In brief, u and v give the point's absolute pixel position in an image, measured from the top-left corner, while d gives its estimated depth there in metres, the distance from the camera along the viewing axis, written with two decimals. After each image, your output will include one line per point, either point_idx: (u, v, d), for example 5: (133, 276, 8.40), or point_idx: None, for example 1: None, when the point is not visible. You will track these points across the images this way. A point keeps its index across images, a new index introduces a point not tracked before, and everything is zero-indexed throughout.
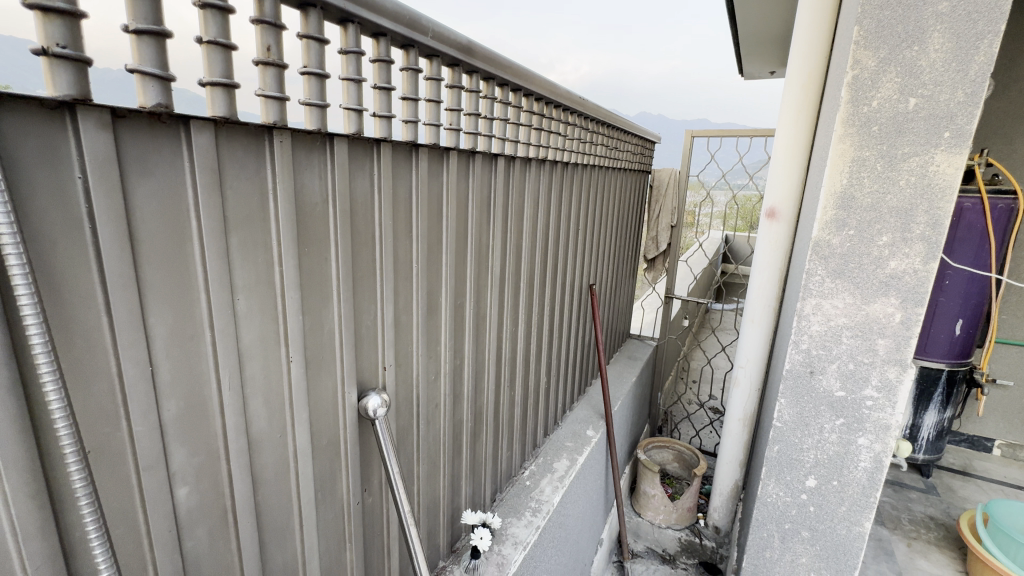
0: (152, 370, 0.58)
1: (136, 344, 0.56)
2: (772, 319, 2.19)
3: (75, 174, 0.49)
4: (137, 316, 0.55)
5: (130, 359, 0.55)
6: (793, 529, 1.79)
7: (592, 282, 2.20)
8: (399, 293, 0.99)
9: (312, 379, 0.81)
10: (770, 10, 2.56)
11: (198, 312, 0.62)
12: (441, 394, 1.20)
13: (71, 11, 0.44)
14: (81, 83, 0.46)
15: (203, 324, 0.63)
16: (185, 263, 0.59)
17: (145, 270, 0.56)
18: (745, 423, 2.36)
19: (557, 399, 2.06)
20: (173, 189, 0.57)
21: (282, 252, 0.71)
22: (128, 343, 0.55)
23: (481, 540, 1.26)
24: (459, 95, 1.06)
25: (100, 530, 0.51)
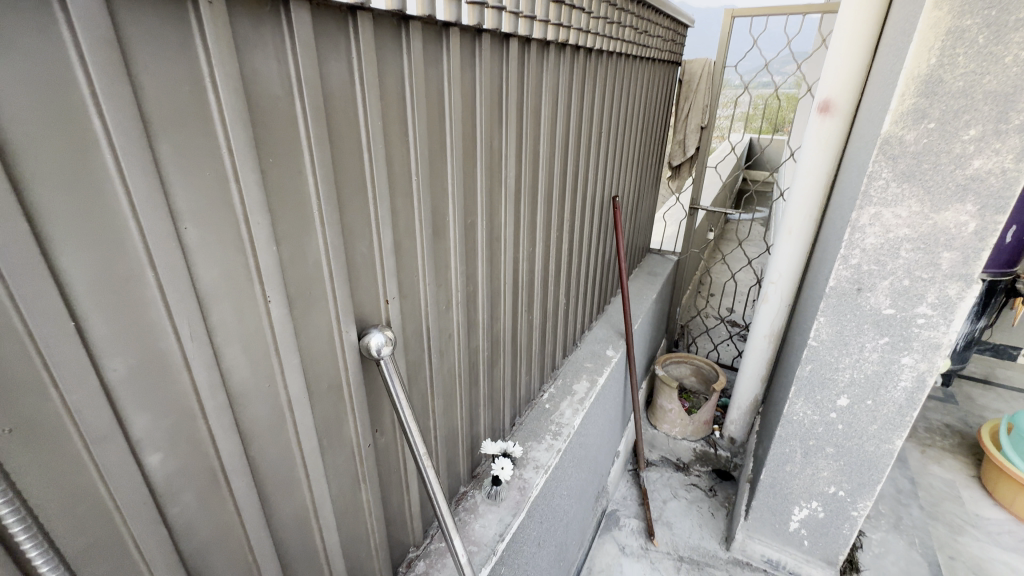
0: (79, 324, 0.45)
1: (43, 293, 0.42)
2: (812, 230, 2.00)
3: None
4: (40, 259, 0.41)
5: (39, 316, 0.42)
6: (817, 445, 1.76)
7: (615, 193, 1.99)
8: (399, 212, 0.83)
9: (301, 320, 0.68)
10: None
11: (131, 248, 0.47)
12: (454, 324, 1.08)
13: None
14: None
15: (143, 263, 0.49)
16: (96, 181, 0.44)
17: (35, 194, 0.40)
18: (770, 339, 2.27)
19: (576, 319, 1.96)
20: (60, 77, 0.40)
21: (237, 165, 0.54)
22: (32, 292, 0.41)
23: (502, 471, 1.24)
24: None
25: (21, 515, 0.43)
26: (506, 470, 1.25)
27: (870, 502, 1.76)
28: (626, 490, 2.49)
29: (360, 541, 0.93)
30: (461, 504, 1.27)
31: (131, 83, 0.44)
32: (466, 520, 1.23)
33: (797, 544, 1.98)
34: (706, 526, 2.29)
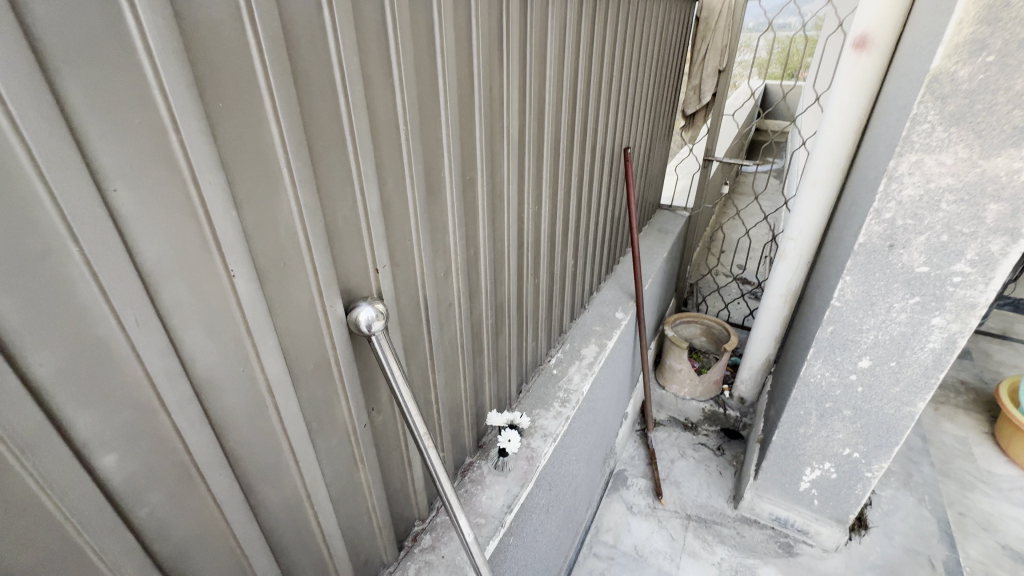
0: None
1: None
2: (837, 181, 1.86)
3: None
4: None
5: None
6: (834, 408, 1.70)
7: (625, 144, 1.85)
8: (385, 169, 0.72)
9: (275, 295, 0.60)
10: None
11: (45, 216, 0.38)
12: (454, 292, 0.99)
13: None
14: None
15: (66, 236, 0.40)
16: None
17: None
18: (786, 298, 2.18)
19: (585, 280, 1.87)
20: None
21: (174, 112, 0.44)
22: None
23: (509, 444, 1.19)
24: None
25: None
26: (514, 443, 1.20)
27: (885, 464, 1.72)
28: (634, 450, 2.48)
29: (361, 520, 0.89)
30: (468, 476, 1.23)
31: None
32: (472, 491, 1.19)
33: (807, 503, 1.97)
34: (714, 485, 2.29)
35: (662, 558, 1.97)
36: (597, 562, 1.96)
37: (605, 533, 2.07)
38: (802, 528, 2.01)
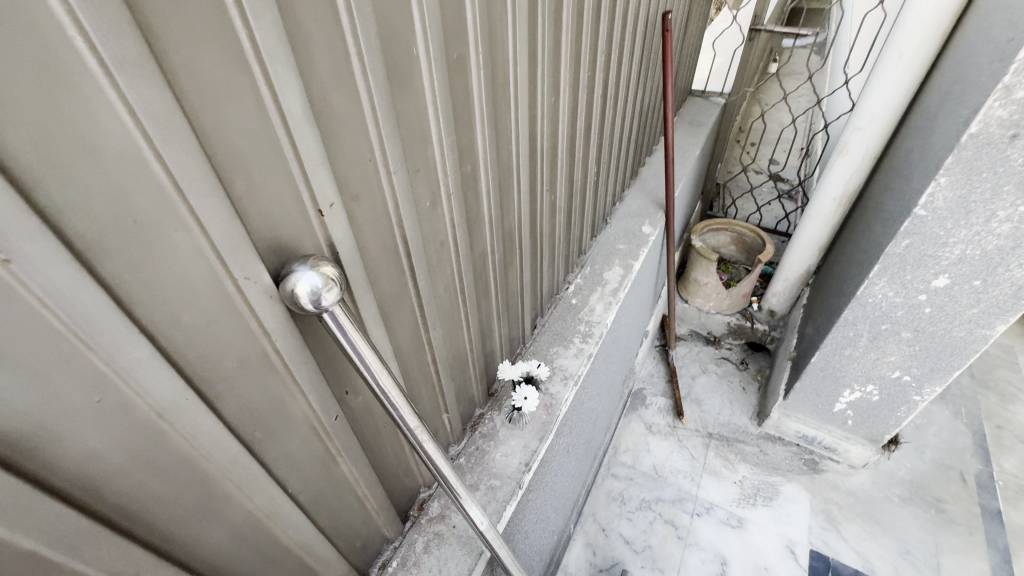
0: None
1: None
2: (932, 51, 1.46)
3: None
4: None
5: None
6: (891, 330, 1.50)
7: (663, 8, 1.43)
8: (312, 42, 0.43)
9: (131, 278, 0.35)
10: None
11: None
12: (448, 227, 0.73)
13: None
14: None
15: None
16: None
17: None
18: (839, 200, 1.88)
19: (608, 190, 1.56)
20: None
21: None
22: None
23: (525, 403, 1.02)
24: None
25: None
26: (531, 401, 1.02)
27: (939, 387, 1.56)
28: (654, 368, 2.35)
29: (350, 511, 0.74)
30: (478, 431, 1.07)
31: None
32: (484, 449, 1.03)
33: (839, 423, 1.86)
34: (737, 401, 2.19)
35: (681, 477, 1.93)
36: (615, 483, 1.92)
37: (624, 453, 2.01)
38: (830, 446, 1.93)
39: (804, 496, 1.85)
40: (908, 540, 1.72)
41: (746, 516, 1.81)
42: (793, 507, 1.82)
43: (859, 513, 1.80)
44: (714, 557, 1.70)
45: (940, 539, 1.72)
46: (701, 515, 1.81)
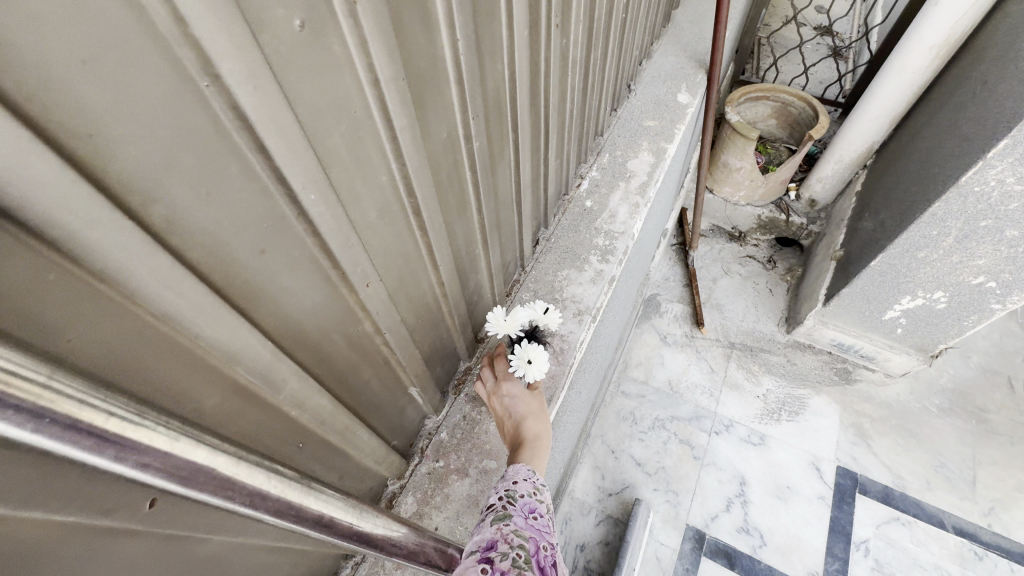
0: None
1: None
2: None
3: None
4: None
5: None
6: (992, 228, 1.17)
7: None
8: None
9: None
10: None
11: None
12: (364, 86, 0.35)
13: None
14: None
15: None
16: None
17: None
18: (935, 52, 1.43)
19: (636, 39, 1.10)
20: None
21: None
22: None
23: (529, 367, 0.64)
24: None
25: None
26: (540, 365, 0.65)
27: None
28: (669, 270, 2.05)
29: (263, 568, 0.47)
30: (463, 393, 0.78)
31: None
32: (473, 419, 0.76)
33: (885, 331, 1.62)
34: (763, 306, 1.93)
35: (699, 393, 1.74)
36: (625, 401, 1.74)
37: (635, 368, 1.81)
38: (867, 355, 1.72)
39: (833, 409, 1.68)
40: (944, 453, 1.58)
41: (769, 432, 1.65)
42: (821, 421, 1.66)
43: (892, 426, 1.64)
44: (732, 476, 1.57)
45: (979, 450, 1.58)
46: (719, 433, 1.65)
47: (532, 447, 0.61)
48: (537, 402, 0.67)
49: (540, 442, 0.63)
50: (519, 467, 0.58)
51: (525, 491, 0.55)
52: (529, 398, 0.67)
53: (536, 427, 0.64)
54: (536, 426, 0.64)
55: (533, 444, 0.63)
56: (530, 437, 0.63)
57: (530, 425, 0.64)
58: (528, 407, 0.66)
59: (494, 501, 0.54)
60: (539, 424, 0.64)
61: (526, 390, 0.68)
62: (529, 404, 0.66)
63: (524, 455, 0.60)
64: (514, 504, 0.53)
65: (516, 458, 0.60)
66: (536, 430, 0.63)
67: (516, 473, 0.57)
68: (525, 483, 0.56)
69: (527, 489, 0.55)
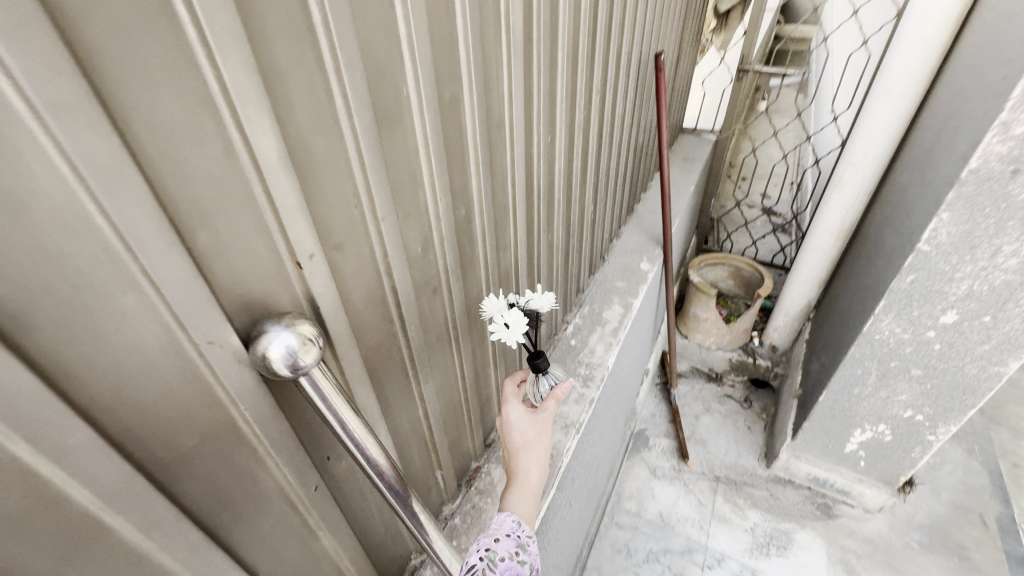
0: None
1: None
2: (922, 88, 1.49)
3: None
4: None
5: None
6: (900, 367, 1.45)
7: (655, 49, 1.46)
8: (287, 77, 0.39)
9: (82, 358, 0.31)
10: None
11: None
12: (440, 273, 0.68)
13: None
14: None
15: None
16: None
17: None
18: (837, 235, 1.87)
19: (604, 226, 1.54)
20: None
21: None
22: None
23: (505, 330, 0.69)
24: None
25: None
26: (517, 328, 0.69)
27: (953, 427, 1.49)
28: (655, 407, 2.27)
29: None
30: (474, 487, 0.99)
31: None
32: (481, 507, 0.95)
33: (850, 464, 1.78)
34: (744, 442, 2.10)
35: (689, 525, 1.83)
36: (620, 533, 1.81)
37: (627, 500, 1.91)
38: (843, 490, 1.85)
39: (819, 544, 1.75)
40: None
41: (760, 567, 1.70)
42: (809, 557, 1.72)
43: (878, 563, 1.70)
44: None
45: None
46: (712, 567, 1.71)
47: (519, 484, 0.69)
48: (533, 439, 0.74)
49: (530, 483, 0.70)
50: (505, 516, 0.66)
51: (506, 553, 0.62)
52: (527, 431, 0.75)
53: (529, 463, 0.72)
54: (527, 462, 0.72)
55: (524, 482, 0.70)
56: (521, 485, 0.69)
57: (524, 462, 0.72)
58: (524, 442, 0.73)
59: (476, 561, 0.61)
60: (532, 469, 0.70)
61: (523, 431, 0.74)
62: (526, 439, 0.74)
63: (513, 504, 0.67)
64: (494, 571, 0.60)
65: (505, 496, 0.69)
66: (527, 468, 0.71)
67: (500, 528, 0.65)
68: (508, 538, 0.63)
69: (506, 548, 0.62)
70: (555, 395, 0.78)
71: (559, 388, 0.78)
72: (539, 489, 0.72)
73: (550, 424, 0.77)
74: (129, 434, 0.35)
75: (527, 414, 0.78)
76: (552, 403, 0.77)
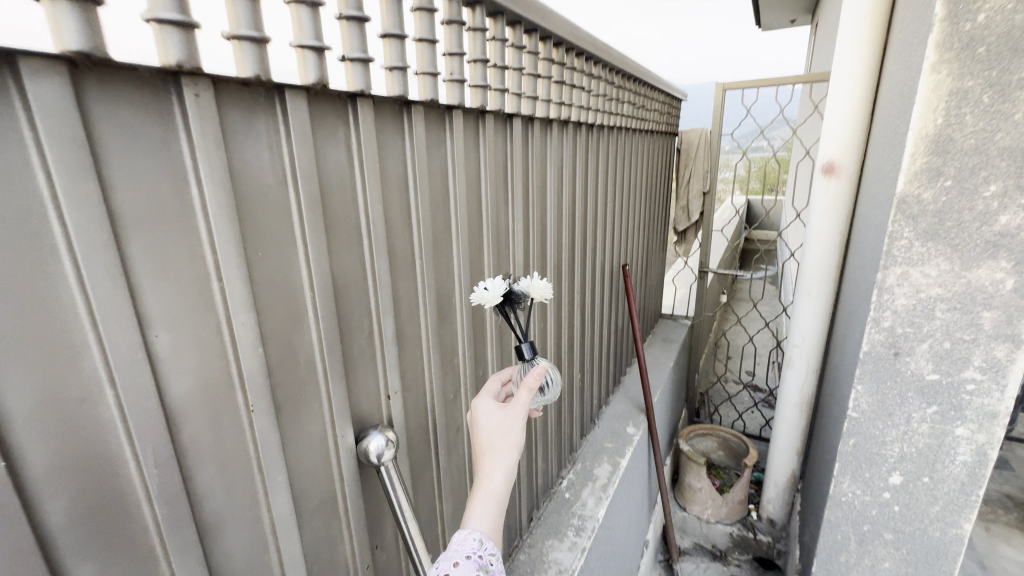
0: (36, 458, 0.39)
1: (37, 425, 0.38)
2: (832, 290, 1.93)
3: None
4: None
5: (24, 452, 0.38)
6: (873, 531, 1.35)
7: (623, 261, 1.97)
8: (400, 296, 0.76)
9: (291, 432, 0.61)
10: None
11: (80, 348, 0.40)
12: (463, 414, 0.98)
13: None
14: None
15: (82, 362, 0.40)
16: (70, 308, 0.39)
17: None
18: (801, 407, 2.11)
19: (592, 395, 1.84)
20: (29, 217, 0.36)
21: (225, 289, 0.50)
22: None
23: (482, 294, 0.72)
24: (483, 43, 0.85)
25: None
26: (495, 297, 0.71)
27: None
28: None
29: None
30: None
31: (91, 147, 0.39)
32: None
33: None
34: None
35: None
36: None
37: None
38: None
39: None
40: None
41: None
42: None
43: None
44: None
45: None
46: None
47: (480, 495, 0.62)
48: (500, 439, 0.65)
49: (496, 494, 0.63)
50: (466, 536, 0.60)
51: None
52: (495, 428, 0.66)
53: (493, 466, 0.63)
54: (490, 467, 0.63)
55: (488, 490, 0.63)
56: (484, 499, 0.62)
57: (488, 465, 0.63)
58: (490, 442, 0.65)
59: None
60: (496, 475, 0.63)
61: (490, 429, 0.66)
62: (491, 439, 0.65)
63: (474, 520, 0.61)
64: None
65: (467, 509, 0.62)
66: (491, 477, 0.63)
67: (459, 549, 0.59)
68: (468, 561, 0.58)
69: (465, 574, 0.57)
70: (528, 383, 0.68)
71: (533, 373, 0.68)
72: (508, 493, 0.64)
73: (523, 415, 0.67)
74: (294, 485, 0.62)
75: (497, 405, 0.69)
76: (524, 394, 0.67)
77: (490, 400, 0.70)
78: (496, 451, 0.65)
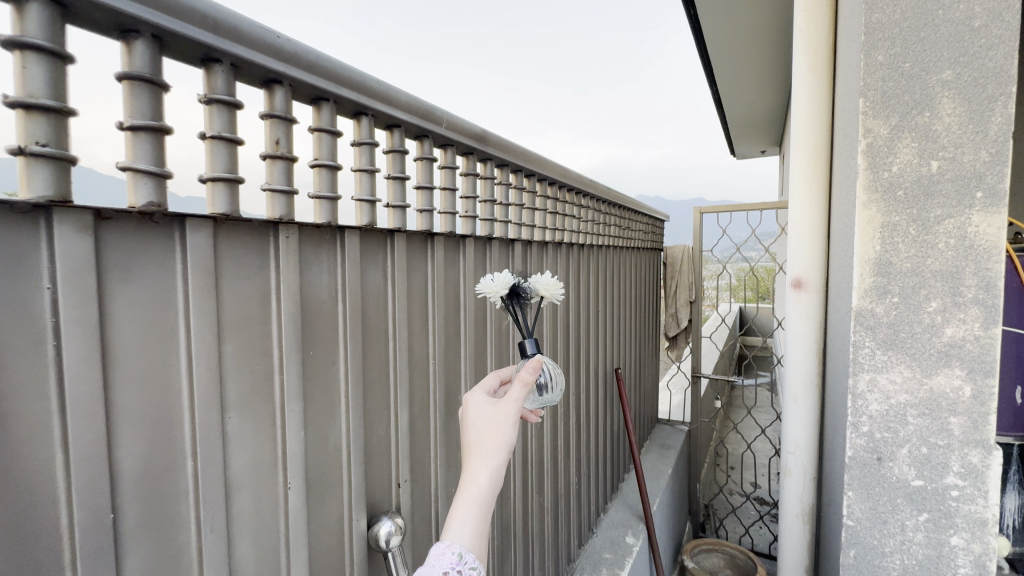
0: (128, 514, 0.48)
1: (133, 487, 0.48)
2: (817, 396, 2.00)
3: (94, 311, 0.44)
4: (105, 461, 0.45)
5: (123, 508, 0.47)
6: None
7: (617, 365, 2.07)
8: (415, 393, 0.88)
9: (314, 513, 0.68)
10: (759, 52, 2.71)
11: (177, 425, 0.52)
12: None
13: (158, 172, 0.46)
14: (161, 193, 0.47)
15: (176, 437, 0.51)
16: (178, 389, 0.51)
17: (127, 398, 0.47)
18: (804, 520, 2.04)
19: (590, 501, 1.84)
20: (167, 322, 0.50)
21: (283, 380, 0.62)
22: (101, 485, 0.45)
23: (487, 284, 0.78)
24: (491, 187, 1.08)
25: None
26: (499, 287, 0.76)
27: None
28: None
29: None
30: None
31: (216, 278, 0.54)
32: None
33: None
34: None
35: None
36: None
37: None
38: None
39: None
40: None
41: None
42: None
43: None
44: None
45: None
46: None
47: (464, 497, 0.59)
48: (489, 436, 0.63)
49: (482, 496, 0.60)
50: (445, 548, 0.57)
51: None
52: (484, 425, 0.64)
53: (480, 467, 0.61)
54: (475, 466, 0.61)
55: (472, 490, 0.60)
56: (468, 502, 0.59)
57: (474, 463, 0.61)
58: (478, 438, 0.64)
59: None
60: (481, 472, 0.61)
61: (479, 425, 0.64)
62: (479, 435, 0.63)
63: (455, 527, 0.58)
64: None
65: (448, 517, 0.59)
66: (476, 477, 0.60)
67: (437, 563, 0.56)
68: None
69: None
70: (522, 377, 0.66)
71: (527, 367, 0.67)
72: (494, 496, 0.61)
73: (514, 412, 0.65)
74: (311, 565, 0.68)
75: (489, 401, 0.67)
76: (517, 390, 0.66)
77: (482, 396, 0.68)
78: (484, 449, 0.63)
